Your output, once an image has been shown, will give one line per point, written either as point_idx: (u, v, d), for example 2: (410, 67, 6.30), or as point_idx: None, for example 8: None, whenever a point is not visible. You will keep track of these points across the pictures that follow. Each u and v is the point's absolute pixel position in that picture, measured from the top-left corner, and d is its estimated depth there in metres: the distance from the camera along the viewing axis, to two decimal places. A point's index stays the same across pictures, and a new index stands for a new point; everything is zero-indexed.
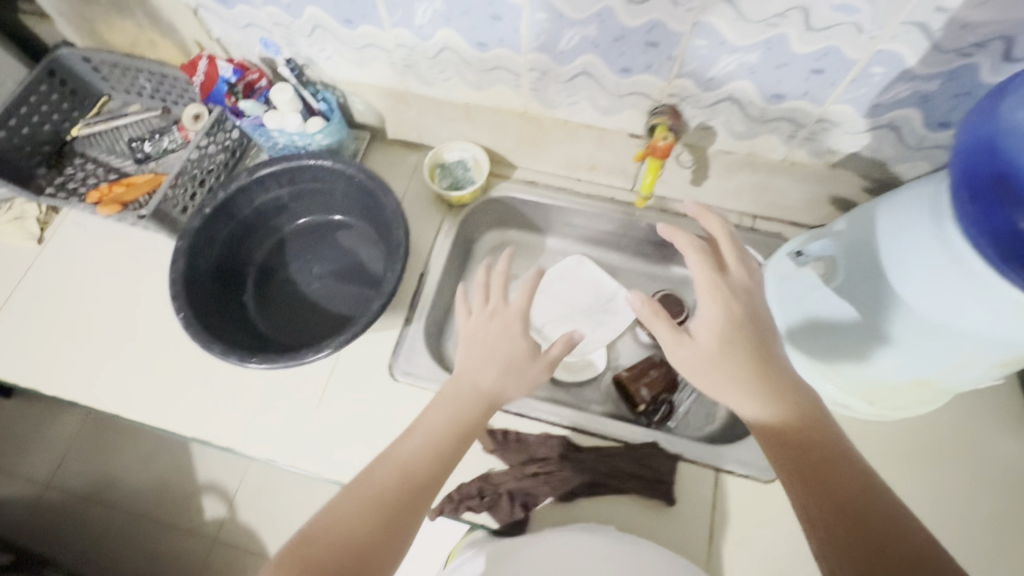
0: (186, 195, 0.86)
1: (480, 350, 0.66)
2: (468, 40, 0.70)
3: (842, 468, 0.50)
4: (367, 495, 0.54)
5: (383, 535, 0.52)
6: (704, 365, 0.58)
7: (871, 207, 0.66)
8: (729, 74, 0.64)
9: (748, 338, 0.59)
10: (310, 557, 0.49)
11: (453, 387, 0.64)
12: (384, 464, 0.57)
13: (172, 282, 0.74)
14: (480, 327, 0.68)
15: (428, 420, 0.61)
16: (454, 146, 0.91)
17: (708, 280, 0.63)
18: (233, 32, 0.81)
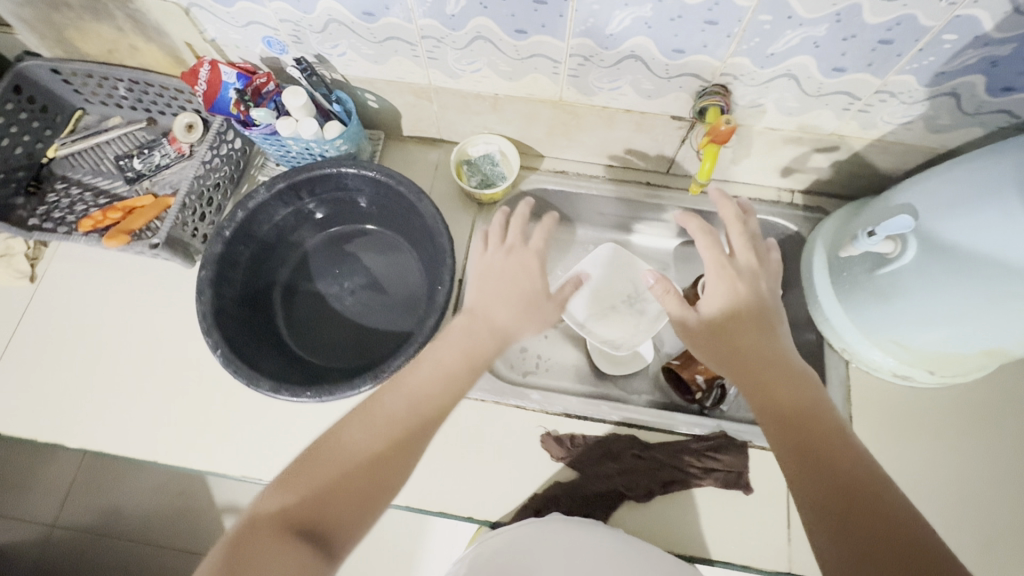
0: (193, 216, 0.79)
1: (500, 282, 0.63)
2: (505, 27, 0.64)
3: (839, 459, 0.49)
4: (376, 420, 0.52)
5: (390, 454, 0.51)
6: (707, 341, 0.61)
7: (946, 178, 0.64)
8: (790, 49, 0.61)
9: (749, 316, 0.60)
10: (320, 473, 0.49)
11: (467, 325, 0.60)
12: (393, 393, 0.54)
13: (201, 317, 0.67)
14: (499, 261, 0.66)
15: (438, 351, 0.58)
16: (479, 141, 0.86)
17: (713, 258, 0.64)
18: (231, 32, 0.73)
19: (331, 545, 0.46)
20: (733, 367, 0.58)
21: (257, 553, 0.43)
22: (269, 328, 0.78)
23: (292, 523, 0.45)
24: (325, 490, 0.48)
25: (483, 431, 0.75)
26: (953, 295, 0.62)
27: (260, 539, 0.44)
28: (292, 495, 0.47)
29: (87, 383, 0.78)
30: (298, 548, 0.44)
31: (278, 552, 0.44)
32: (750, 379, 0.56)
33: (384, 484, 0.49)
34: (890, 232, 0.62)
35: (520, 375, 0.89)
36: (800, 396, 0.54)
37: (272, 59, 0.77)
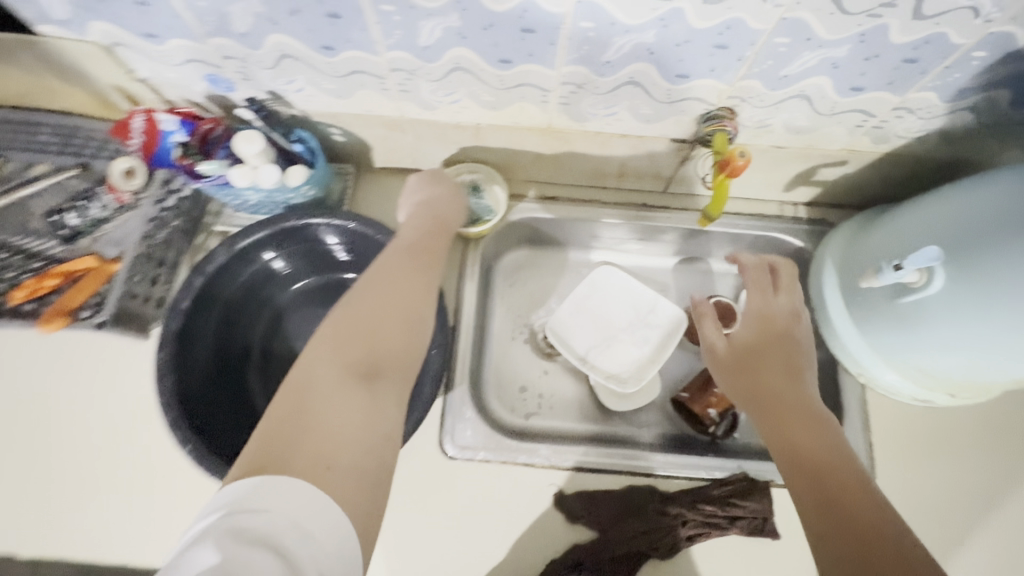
0: (142, 282, 0.69)
1: (430, 184, 0.68)
2: (488, 58, 0.57)
3: (834, 475, 0.45)
4: (386, 292, 0.51)
5: (409, 313, 0.51)
6: (735, 370, 0.57)
7: (969, 199, 0.60)
8: (806, 70, 0.55)
9: (777, 348, 0.57)
10: (345, 340, 0.47)
11: (414, 220, 0.63)
12: (391, 272, 0.54)
13: (165, 407, 0.58)
14: (423, 177, 0.69)
15: (414, 236, 0.60)
16: (461, 171, 0.78)
17: (760, 296, 0.64)
18: (166, 71, 0.63)
19: (383, 395, 0.46)
20: (749, 389, 0.55)
21: (312, 410, 0.43)
22: (246, 402, 0.70)
23: (339, 383, 0.44)
24: (360, 350, 0.47)
25: (491, 493, 0.70)
26: (981, 329, 0.58)
27: (311, 399, 0.43)
28: (332, 359, 0.46)
29: (20, 486, 0.66)
30: (355, 400, 0.44)
31: (338, 406, 0.43)
32: (762, 402, 0.53)
33: (407, 347, 0.50)
34: (916, 265, 0.59)
35: (522, 419, 0.81)
36: (806, 416, 0.50)
37: (218, 98, 0.67)
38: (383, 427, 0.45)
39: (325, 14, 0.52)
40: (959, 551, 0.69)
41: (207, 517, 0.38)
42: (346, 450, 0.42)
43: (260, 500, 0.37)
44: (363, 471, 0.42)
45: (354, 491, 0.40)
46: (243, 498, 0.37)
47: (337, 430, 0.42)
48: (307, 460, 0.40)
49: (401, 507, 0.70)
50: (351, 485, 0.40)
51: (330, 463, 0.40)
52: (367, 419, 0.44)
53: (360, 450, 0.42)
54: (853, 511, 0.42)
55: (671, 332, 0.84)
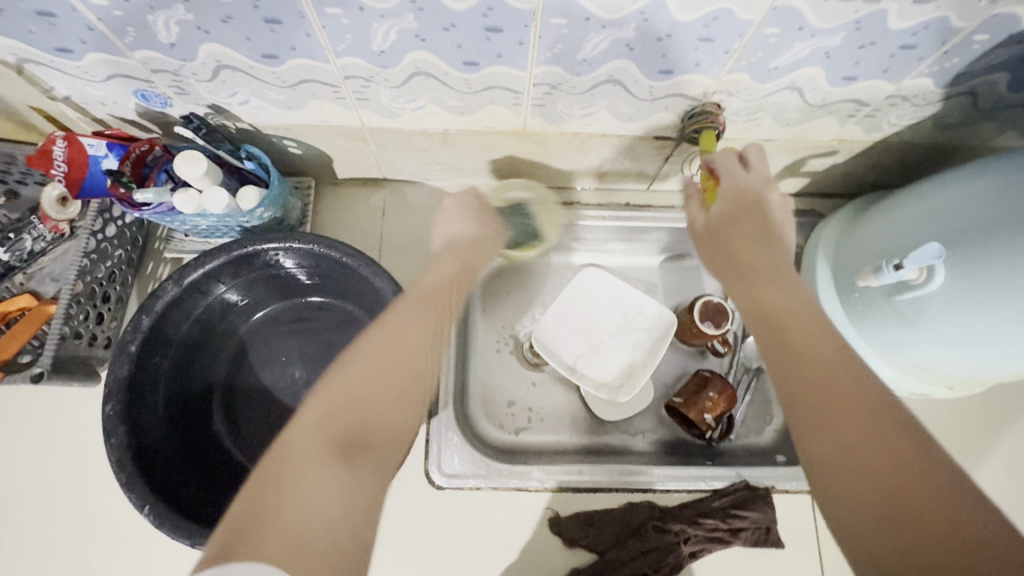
0: (84, 320, 0.63)
1: (463, 215, 0.64)
2: (451, 60, 0.51)
3: (855, 430, 0.37)
4: (390, 350, 0.47)
5: (410, 376, 0.47)
6: (712, 240, 0.54)
7: (967, 188, 0.57)
8: (797, 61, 0.51)
9: (751, 226, 0.52)
10: (337, 404, 0.42)
11: (438, 264, 0.60)
12: (397, 326, 0.50)
13: (116, 468, 0.53)
14: (472, 200, 0.66)
15: (433, 286, 0.57)
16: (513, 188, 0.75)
17: (731, 169, 0.56)
18: (89, 87, 0.56)
19: (370, 469, 0.41)
20: (758, 324, 0.46)
21: (291, 480, 0.37)
22: (211, 445, 0.66)
23: (323, 452, 0.39)
24: (352, 415, 0.42)
25: (484, 521, 0.67)
26: (983, 327, 0.55)
27: (291, 467, 0.37)
28: (321, 424, 0.41)
29: None
30: (338, 472, 0.38)
31: (320, 476, 0.37)
32: (773, 339, 0.44)
33: (403, 420, 0.45)
34: (917, 264, 0.56)
35: (512, 435, 0.75)
36: (822, 353, 0.41)
37: (153, 113, 0.61)
38: (365, 504, 0.39)
39: (262, 20, 0.46)
40: None
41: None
42: (323, 526, 0.35)
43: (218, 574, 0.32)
44: (341, 555, 0.35)
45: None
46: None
47: (314, 502, 0.36)
48: (279, 540, 0.34)
49: (390, 543, 0.66)
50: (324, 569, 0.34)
51: (304, 541, 0.34)
52: (350, 495, 0.38)
53: (337, 528, 0.36)
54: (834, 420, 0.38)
55: (661, 334, 0.77)
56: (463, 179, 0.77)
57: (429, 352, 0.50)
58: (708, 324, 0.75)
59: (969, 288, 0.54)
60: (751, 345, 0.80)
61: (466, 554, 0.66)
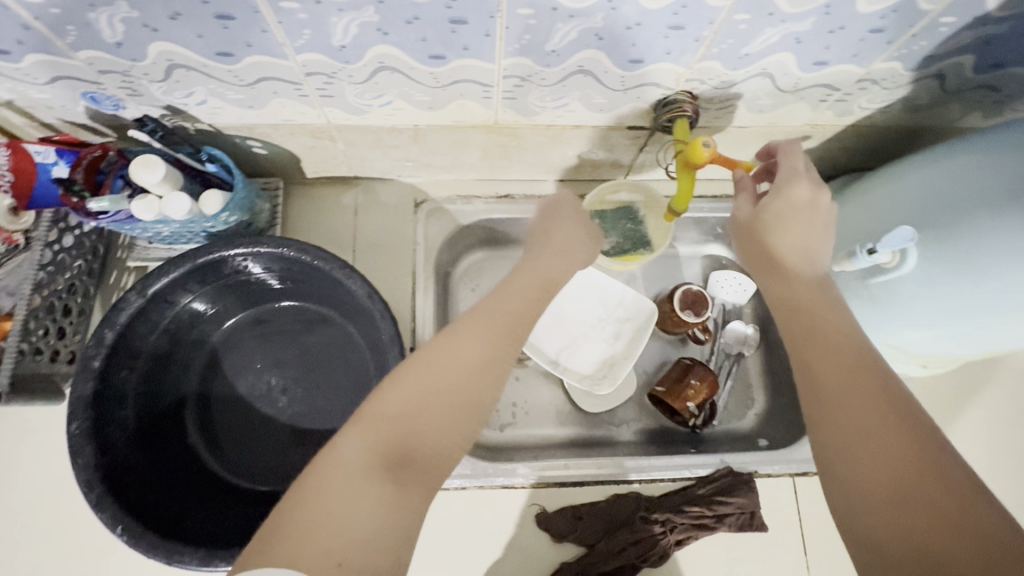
0: (45, 336, 0.60)
1: (561, 219, 0.61)
2: (416, 54, 0.49)
3: (876, 435, 0.39)
4: (443, 365, 0.45)
5: (466, 396, 0.45)
6: (748, 234, 0.53)
7: (935, 170, 0.57)
8: (768, 47, 0.50)
9: (801, 220, 0.51)
10: (385, 418, 0.42)
11: (519, 272, 0.56)
12: (459, 341, 0.47)
13: (85, 489, 0.51)
14: (570, 203, 0.64)
15: (508, 294, 0.53)
16: (623, 190, 0.74)
17: (790, 164, 0.54)
18: (33, 90, 0.53)
19: (412, 487, 0.40)
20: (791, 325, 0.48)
21: (334, 490, 0.37)
22: (187, 459, 0.64)
23: (368, 469, 0.39)
24: (399, 432, 0.41)
25: (473, 520, 0.67)
26: (955, 306, 0.55)
27: (335, 478, 0.38)
28: (369, 437, 0.40)
29: None
30: (381, 488, 0.38)
31: (362, 491, 0.38)
32: (805, 336, 0.45)
33: (454, 438, 0.44)
34: (890, 247, 0.56)
35: (497, 432, 0.74)
36: (858, 359, 0.43)
37: (105, 116, 0.58)
38: (404, 522, 0.38)
39: (212, 16, 0.44)
40: None
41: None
42: (361, 541, 0.36)
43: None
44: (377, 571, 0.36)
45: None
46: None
47: (354, 516, 0.37)
48: (320, 552, 0.35)
49: None
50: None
51: (344, 556, 0.35)
52: (391, 512, 0.38)
53: (375, 545, 0.36)
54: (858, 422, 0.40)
55: (643, 324, 0.77)
56: (437, 176, 0.75)
57: (490, 369, 0.47)
58: (688, 313, 0.75)
59: (941, 270, 0.55)
60: (731, 331, 0.81)
61: (454, 555, 0.65)
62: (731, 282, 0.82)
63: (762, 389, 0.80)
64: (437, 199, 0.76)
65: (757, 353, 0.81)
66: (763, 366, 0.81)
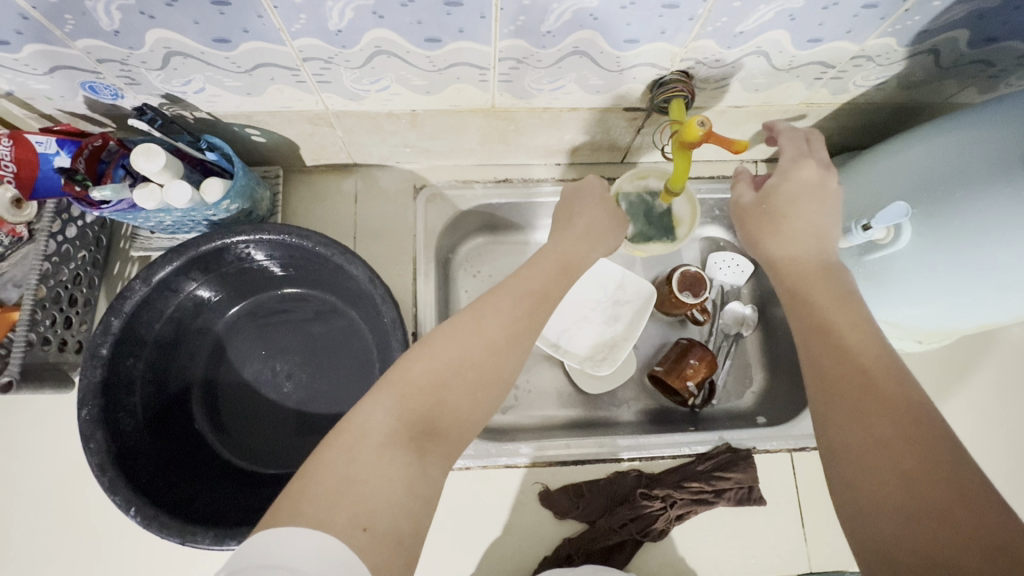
0: (52, 326, 0.61)
1: (590, 204, 0.62)
2: (412, 37, 0.50)
3: (882, 412, 0.39)
4: (464, 340, 0.46)
5: (488, 371, 0.46)
6: (755, 215, 0.55)
7: (930, 145, 0.58)
8: (762, 25, 0.50)
9: (806, 208, 0.53)
10: (407, 394, 0.42)
11: (541, 256, 0.57)
12: (483, 318, 0.48)
13: (97, 472, 0.52)
14: (599, 189, 0.64)
15: (527, 276, 0.53)
16: (650, 176, 0.73)
17: (794, 147, 0.57)
18: (32, 81, 0.54)
19: (433, 460, 0.41)
20: (797, 307, 0.49)
21: (354, 461, 0.38)
22: (196, 444, 0.65)
23: (389, 443, 0.39)
24: (421, 404, 0.42)
25: (477, 501, 0.68)
26: (948, 281, 0.56)
27: (357, 449, 0.39)
28: (392, 410, 0.41)
29: None
30: (401, 461, 0.39)
31: (383, 462, 0.38)
32: (813, 326, 0.46)
33: (475, 410, 0.45)
34: (884, 223, 0.57)
35: (499, 414, 0.76)
36: (864, 341, 0.44)
37: (104, 106, 0.58)
38: (423, 494, 0.39)
39: (209, 2, 0.44)
40: None
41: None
42: (383, 508, 0.37)
43: (269, 549, 0.33)
44: (399, 538, 0.36)
45: (387, 561, 0.35)
46: (256, 557, 0.33)
47: (374, 486, 0.37)
48: (343, 517, 0.35)
49: None
50: (383, 553, 0.35)
51: (368, 522, 0.36)
52: (413, 484, 0.39)
53: (397, 514, 0.37)
54: (866, 403, 0.40)
55: (642, 306, 0.78)
56: (436, 161, 0.75)
57: (512, 345, 0.48)
58: (686, 294, 0.76)
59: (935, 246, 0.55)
60: (729, 312, 0.82)
61: (460, 533, 0.67)
62: (728, 263, 0.83)
63: (760, 369, 0.81)
64: (436, 184, 0.76)
65: (755, 334, 0.82)
66: (761, 345, 0.82)
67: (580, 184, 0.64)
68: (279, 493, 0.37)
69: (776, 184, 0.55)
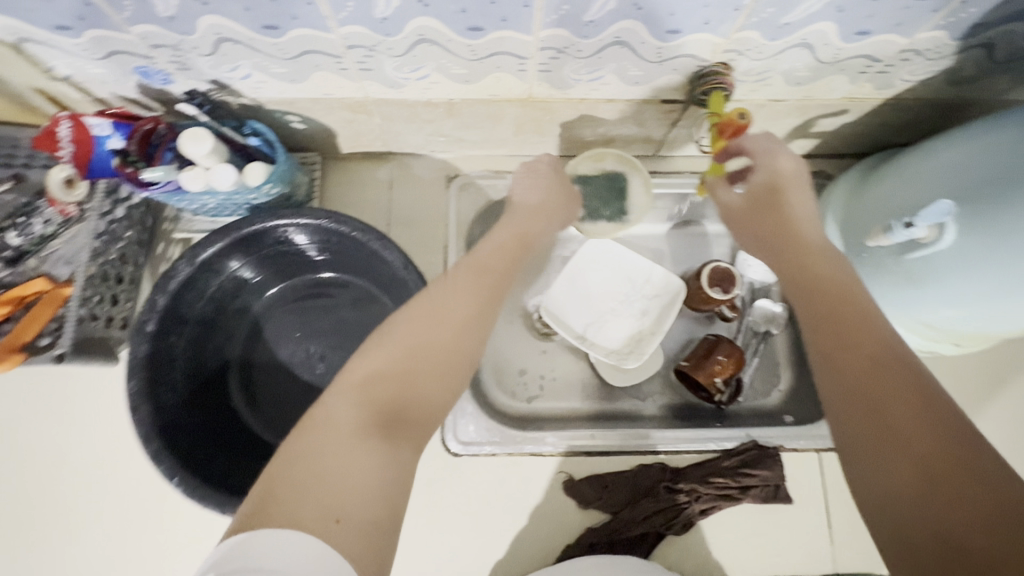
0: (100, 303, 0.63)
1: (538, 179, 0.63)
2: (455, 25, 0.50)
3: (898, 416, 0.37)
4: (426, 322, 0.47)
5: (452, 350, 0.46)
6: (753, 218, 0.53)
7: (979, 143, 0.56)
8: (809, 17, 0.50)
9: (791, 212, 0.52)
10: (373, 382, 0.43)
11: (494, 233, 0.58)
12: (441, 298, 0.49)
13: (144, 442, 0.54)
14: (552, 164, 0.65)
15: (488, 256, 0.54)
16: (607, 159, 0.71)
17: (760, 151, 0.54)
18: (87, 65, 0.56)
19: (405, 441, 0.41)
20: (804, 298, 0.46)
21: (320, 454, 0.38)
22: (233, 422, 0.67)
23: (356, 433, 0.40)
24: (389, 390, 0.43)
25: (502, 487, 0.69)
26: (993, 284, 0.55)
27: (323, 441, 0.39)
28: (357, 398, 0.42)
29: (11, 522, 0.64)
30: (370, 448, 0.39)
31: (352, 450, 0.38)
32: (824, 325, 0.43)
33: (442, 391, 0.45)
34: (928, 222, 0.55)
35: (524, 403, 0.76)
36: (877, 339, 0.41)
37: (154, 91, 0.60)
38: (396, 479, 0.39)
39: None
40: None
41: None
42: (354, 497, 0.37)
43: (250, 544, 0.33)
44: (373, 525, 0.36)
45: (364, 547, 0.35)
46: (239, 550, 0.33)
47: (346, 475, 0.37)
48: (313, 511, 0.35)
49: (410, 510, 0.68)
50: (360, 538, 0.35)
51: (340, 513, 0.35)
52: (384, 471, 0.39)
53: (370, 502, 0.37)
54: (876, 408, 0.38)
55: (670, 301, 0.77)
56: (469, 151, 0.76)
57: (472, 323, 0.48)
58: (716, 289, 0.75)
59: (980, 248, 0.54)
60: (759, 309, 0.81)
61: (484, 517, 0.68)
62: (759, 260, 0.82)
63: (789, 367, 0.80)
64: (469, 174, 0.77)
65: (785, 332, 0.81)
66: (791, 344, 0.81)
67: (543, 161, 0.64)
68: (248, 495, 0.37)
69: (762, 184, 0.53)
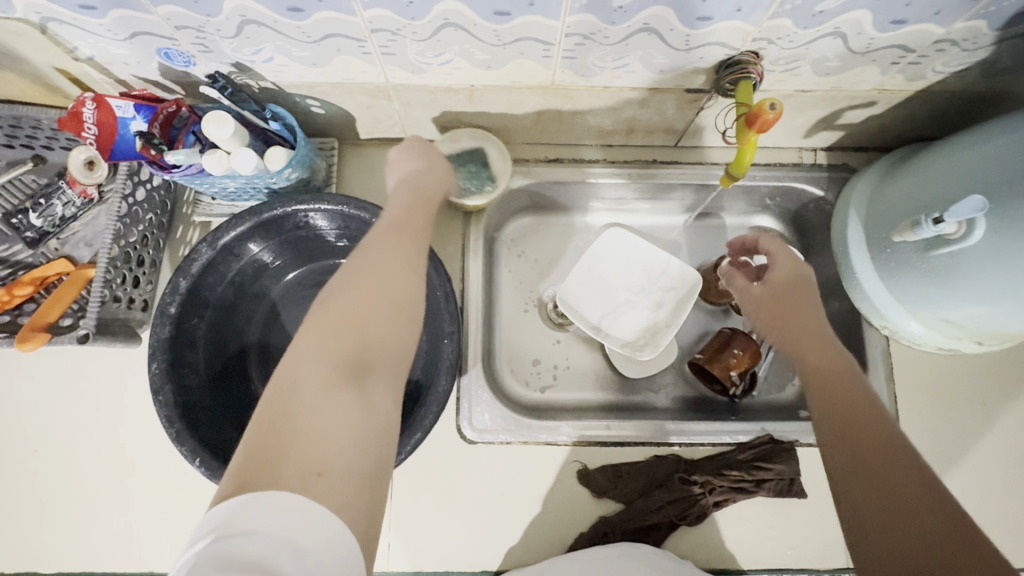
0: (122, 284, 0.63)
1: (408, 159, 0.60)
2: (481, 9, 0.49)
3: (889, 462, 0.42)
4: (367, 271, 0.45)
5: (399, 291, 0.45)
6: (770, 307, 0.59)
7: (1012, 137, 0.55)
8: (844, 5, 0.48)
9: (801, 301, 0.58)
10: (330, 337, 0.42)
11: (395, 194, 0.56)
12: (373, 255, 0.47)
13: (167, 423, 0.55)
14: (416, 146, 0.61)
15: (400, 210, 0.53)
16: (461, 137, 0.72)
17: (781, 255, 0.62)
18: (110, 45, 0.55)
19: (374, 388, 0.41)
20: (807, 360, 0.52)
21: (296, 417, 0.38)
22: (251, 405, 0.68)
23: (325, 390, 0.39)
24: (347, 342, 0.42)
25: (515, 475, 0.69)
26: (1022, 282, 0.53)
27: (295, 404, 0.38)
28: (318, 357, 0.41)
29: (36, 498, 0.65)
30: (345, 401, 0.39)
31: (326, 408, 0.38)
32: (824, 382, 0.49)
33: (396, 333, 0.45)
34: (958, 217, 0.54)
35: (538, 393, 0.76)
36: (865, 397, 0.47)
37: (175, 73, 0.60)
38: (374, 429, 0.40)
39: None
40: (984, 493, 0.69)
41: (190, 550, 0.32)
42: (336, 451, 0.37)
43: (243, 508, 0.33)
44: (357, 474, 0.37)
45: (352, 496, 0.36)
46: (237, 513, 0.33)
47: (327, 431, 0.37)
48: (294, 471, 0.35)
49: (425, 495, 0.69)
50: (345, 487, 0.36)
51: (322, 467, 0.36)
52: (359, 422, 0.39)
53: (352, 452, 0.38)
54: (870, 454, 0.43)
55: (686, 293, 0.77)
56: None
57: (413, 271, 0.47)
58: None
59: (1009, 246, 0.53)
60: None
61: (496, 503, 0.69)
62: None
63: None
64: None
65: None
66: None
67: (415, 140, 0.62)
68: (229, 466, 0.36)
69: (777, 281, 0.60)
